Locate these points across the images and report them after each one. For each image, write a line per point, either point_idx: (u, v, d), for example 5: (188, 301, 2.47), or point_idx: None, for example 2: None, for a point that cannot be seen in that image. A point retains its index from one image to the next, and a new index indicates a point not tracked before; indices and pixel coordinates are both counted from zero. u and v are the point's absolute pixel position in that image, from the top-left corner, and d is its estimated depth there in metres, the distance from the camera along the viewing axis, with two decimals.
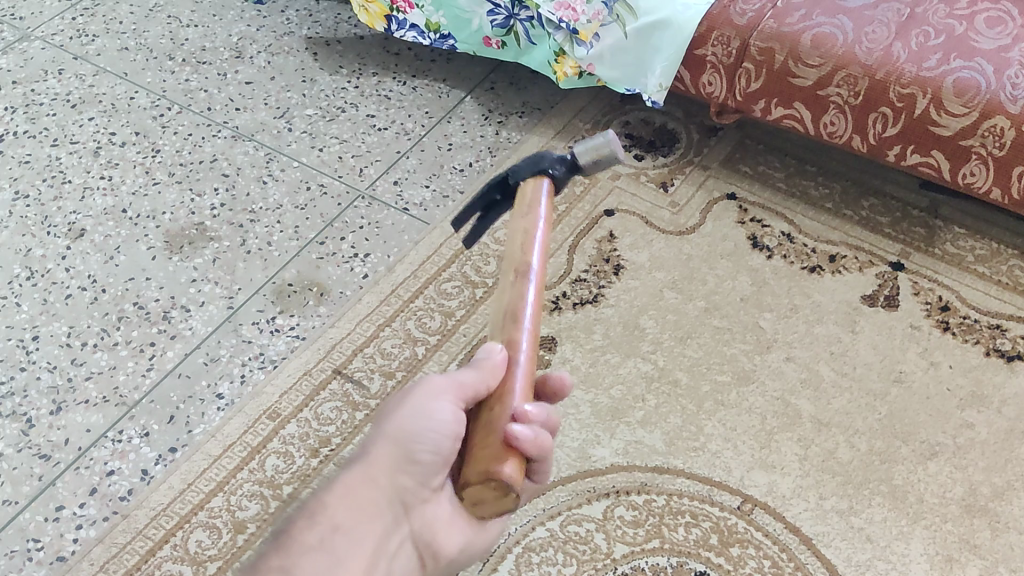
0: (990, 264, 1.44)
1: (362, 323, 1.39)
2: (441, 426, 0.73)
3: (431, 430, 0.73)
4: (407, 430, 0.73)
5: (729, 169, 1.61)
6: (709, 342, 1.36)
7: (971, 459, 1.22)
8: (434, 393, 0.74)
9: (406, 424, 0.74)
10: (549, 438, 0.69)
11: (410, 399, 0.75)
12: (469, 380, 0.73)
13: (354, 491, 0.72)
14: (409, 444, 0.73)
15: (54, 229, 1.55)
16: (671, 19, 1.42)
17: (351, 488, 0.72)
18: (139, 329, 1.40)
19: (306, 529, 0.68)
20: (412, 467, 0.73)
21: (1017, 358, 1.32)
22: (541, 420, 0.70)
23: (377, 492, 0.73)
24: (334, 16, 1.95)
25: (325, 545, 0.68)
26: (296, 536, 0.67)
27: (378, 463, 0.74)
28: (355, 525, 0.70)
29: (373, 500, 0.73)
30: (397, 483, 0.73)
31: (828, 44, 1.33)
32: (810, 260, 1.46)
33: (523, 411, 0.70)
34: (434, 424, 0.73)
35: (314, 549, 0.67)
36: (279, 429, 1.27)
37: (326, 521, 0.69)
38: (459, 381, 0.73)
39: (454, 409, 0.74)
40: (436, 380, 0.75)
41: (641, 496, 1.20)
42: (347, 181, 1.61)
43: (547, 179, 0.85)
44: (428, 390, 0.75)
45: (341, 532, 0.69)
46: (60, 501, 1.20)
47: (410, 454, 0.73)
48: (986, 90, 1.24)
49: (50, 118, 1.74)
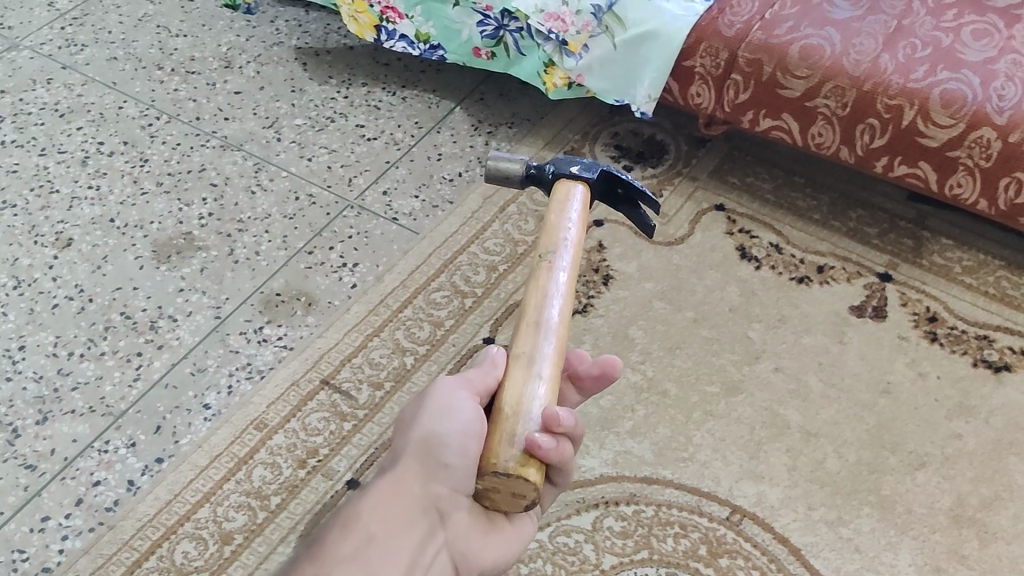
0: (977, 275, 1.45)
1: (350, 333, 1.39)
2: (465, 426, 0.74)
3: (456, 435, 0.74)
4: (434, 434, 0.75)
5: (717, 180, 1.61)
6: (698, 353, 1.36)
7: (959, 469, 1.22)
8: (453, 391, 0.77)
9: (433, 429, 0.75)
10: (570, 448, 0.72)
11: (431, 405, 0.77)
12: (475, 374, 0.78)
13: (388, 501, 0.74)
14: (437, 450, 0.74)
15: (42, 239, 1.54)
16: (659, 29, 1.42)
17: (383, 499, 0.74)
18: (126, 339, 1.39)
19: (340, 540, 0.70)
20: (443, 472, 0.74)
21: (1005, 369, 1.33)
22: (570, 423, 0.71)
23: (409, 500, 0.75)
24: (323, 26, 1.95)
25: (359, 555, 0.70)
26: (331, 547, 0.70)
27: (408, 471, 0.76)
28: (388, 535, 0.73)
29: (405, 509, 0.75)
30: (429, 490, 0.75)
31: (816, 55, 1.34)
32: (798, 271, 1.46)
33: (555, 412, 0.71)
34: (458, 426, 0.74)
35: (348, 559, 0.69)
36: (266, 439, 1.27)
37: (360, 531, 0.72)
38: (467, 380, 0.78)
39: (474, 403, 0.76)
40: (450, 380, 0.79)
41: (630, 506, 1.20)
42: (336, 191, 1.61)
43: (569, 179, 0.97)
44: (445, 393, 0.78)
45: (375, 542, 0.71)
46: (46, 512, 1.19)
47: (441, 459, 0.74)
48: (973, 102, 1.25)
49: (38, 127, 1.74)
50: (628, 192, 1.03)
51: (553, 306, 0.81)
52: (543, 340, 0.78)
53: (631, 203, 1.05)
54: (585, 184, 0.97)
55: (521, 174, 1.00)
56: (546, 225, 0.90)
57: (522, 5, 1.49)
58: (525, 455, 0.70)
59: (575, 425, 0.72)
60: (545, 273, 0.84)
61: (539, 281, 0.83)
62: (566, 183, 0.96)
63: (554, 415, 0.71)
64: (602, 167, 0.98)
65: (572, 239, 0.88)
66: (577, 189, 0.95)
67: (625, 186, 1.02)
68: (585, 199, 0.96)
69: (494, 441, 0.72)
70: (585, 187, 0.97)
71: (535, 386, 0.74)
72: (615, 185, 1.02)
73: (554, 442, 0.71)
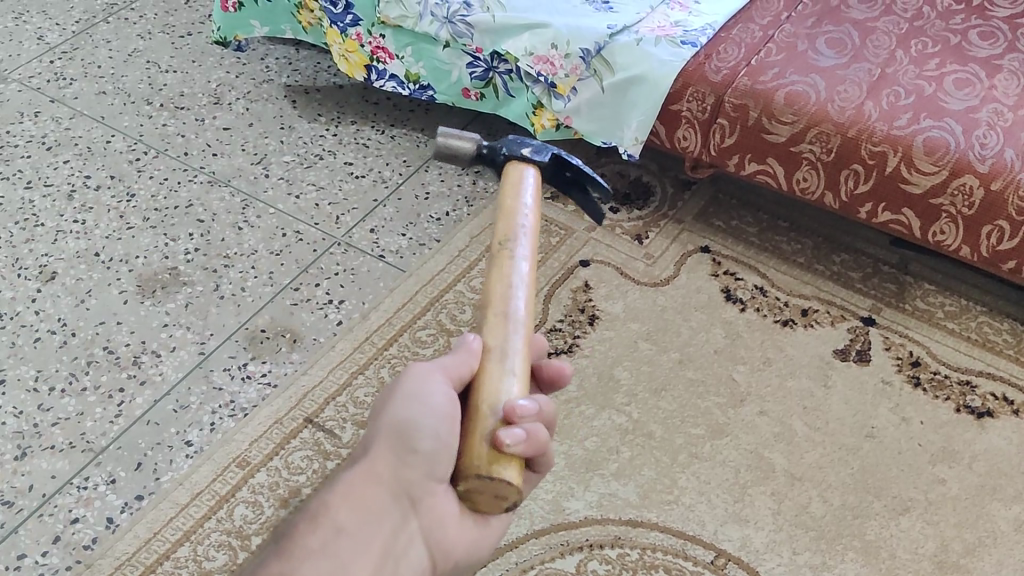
0: (960, 320, 1.46)
1: (334, 370, 1.38)
2: (436, 410, 0.70)
3: (430, 416, 0.70)
4: (405, 420, 0.71)
5: (703, 222, 1.62)
6: (683, 395, 1.36)
7: (943, 514, 1.23)
8: (431, 370, 0.72)
9: (404, 413, 0.71)
10: (543, 433, 0.68)
11: (405, 384, 0.72)
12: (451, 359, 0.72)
13: (359, 489, 0.70)
14: (409, 434, 0.70)
15: (25, 272, 1.53)
16: (647, 73, 1.44)
17: (355, 487, 0.70)
18: (109, 374, 1.38)
19: (306, 533, 0.66)
20: (414, 459, 0.70)
21: (987, 415, 1.34)
22: (533, 413, 0.68)
23: (380, 487, 0.71)
24: (313, 64, 1.96)
25: (326, 550, 0.66)
26: (298, 541, 0.66)
27: (380, 456, 0.71)
28: (358, 527, 0.68)
29: (377, 498, 0.70)
30: (402, 477, 0.70)
31: (802, 102, 1.36)
32: (783, 313, 1.47)
33: (515, 405, 0.68)
34: (430, 410, 0.70)
35: (314, 555, 0.65)
36: (248, 477, 1.25)
37: (327, 523, 0.67)
38: (444, 364, 0.72)
39: (448, 392, 0.71)
40: (425, 365, 0.73)
41: (614, 549, 1.19)
42: (323, 228, 1.61)
43: (520, 163, 0.89)
44: (418, 379, 0.72)
45: (343, 534, 0.67)
46: (22, 549, 1.17)
47: (412, 445, 0.69)
48: (955, 150, 1.27)
49: (25, 159, 1.73)
50: (578, 174, 0.93)
51: (519, 297, 0.77)
52: (512, 332, 0.75)
53: (580, 189, 0.95)
54: (536, 168, 0.89)
55: (472, 152, 0.92)
56: (504, 209, 0.85)
57: (512, 48, 1.52)
58: (494, 453, 0.66)
59: (541, 412, 0.69)
60: (507, 263, 0.80)
61: (501, 272, 0.79)
62: (517, 166, 0.89)
63: (514, 407, 0.68)
64: (554, 150, 0.90)
65: (529, 222, 0.83)
66: (526, 174, 0.88)
67: (575, 170, 0.92)
68: (538, 185, 0.89)
69: (472, 441, 0.68)
70: (536, 171, 0.89)
71: (503, 381, 0.71)
72: (563, 167, 0.92)
73: (528, 432, 0.67)
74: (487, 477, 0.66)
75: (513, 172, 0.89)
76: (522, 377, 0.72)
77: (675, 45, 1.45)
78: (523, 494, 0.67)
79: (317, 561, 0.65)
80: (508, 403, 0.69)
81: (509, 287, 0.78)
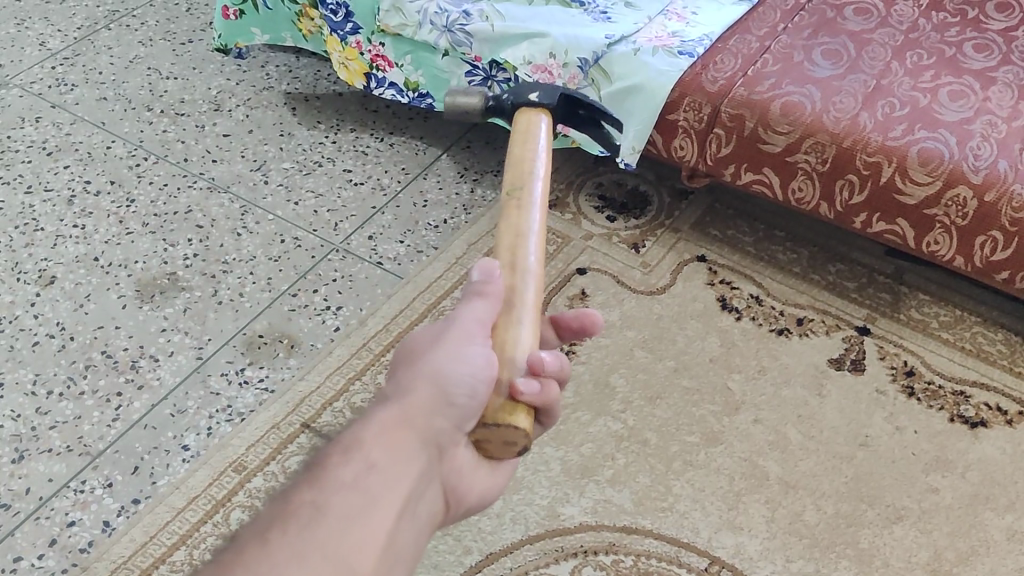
0: (954, 330, 1.47)
1: (332, 375, 1.39)
2: (476, 369, 0.71)
3: (468, 375, 0.70)
4: (443, 371, 0.70)
5: (699, 232, 1.63)
6: (678, 403, 1.37)
7: (937, 523, 1.23)
8: (471, 333, 0.74)
9: (442, 369, 0.71)
10: (557, 389, 0.74)
11: (446, 337, 0.73)
12: (489, 313, 0.75)
13: (392, 428, 0.68)
14: (446, 389, 0.70)
15: (24, 276, 1.54)
16: (643, 83, 1.45)
17: (388, 428, 0.68)
18: (106, 378, 1.38)
19: (339, 466, 0.65)
20: (447, 410, 0.70)
21: (981, 425, 1.34)
22: (554, 368, 0.74)
23: (412, 432, 0.69)
24: (314, 72, 1.97)
25: (357, 484, 0.64)
26: (330, 472, 0.65)
27: (414, 403, 0.70)
28: (393, 464, 0.67)
29: (409, 441, 0.69)
30: (433, 425, 0.69)
31: (797, 112, 1.37)
32: (778, 322, 1.48)
33: (540, 359, 0.73)
34: (469, 369, 0.71)
35: (347, 486, 0.64)
36: (245, 482, 1.26)
37: (360, 458, 0.66)
38: (483, 318, 0.75)
39: (487, 352, 0.73)
40: (468, 313, 0.75)
41: (608, 556, 1.19)
42: (321, 234, 1.62)
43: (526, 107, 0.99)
44: (460, 333, 0.73)
45: (376, 470, 0.66)
46: (18, 552, 1.18)
47: (448, 395, 0.70)
48: (949, 160, 1.28)
49: (25, 164, 1.74)
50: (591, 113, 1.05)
51: (530, 247, 0.82)
52: (524, 283, 0.79)
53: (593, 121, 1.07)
54: (546, 112, 0.99)
55: (479, 106, 1.03)
56: (513, 159, 0.91)
57: (512, 56, 1.53)
58: (511, 403, 0.71)
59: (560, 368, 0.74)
60: (518, 214, 0.85)
61: (513, 225, 0.84)
62: (528, 113, 0.98)
63: (539, 359, 0.73)
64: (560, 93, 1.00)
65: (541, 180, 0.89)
66: (542, 120, 0.98)
67: (587, 107, 1.05)
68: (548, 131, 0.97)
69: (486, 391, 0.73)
70: (545, 115, 0.99)
71: (521, 331, 0.76)
72: (576, 106, 1.04)
73: (545, 386, 0.72)
74: (497, 424, 0.71)
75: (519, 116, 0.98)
76: (534, 324, 0.77)
77: (672, 55, 1.46)
78: (532, 442, 0.72)
79: (351, 496, 0.64)
80: (529, 356, 0.74)
81: (523, 237, 0.83)
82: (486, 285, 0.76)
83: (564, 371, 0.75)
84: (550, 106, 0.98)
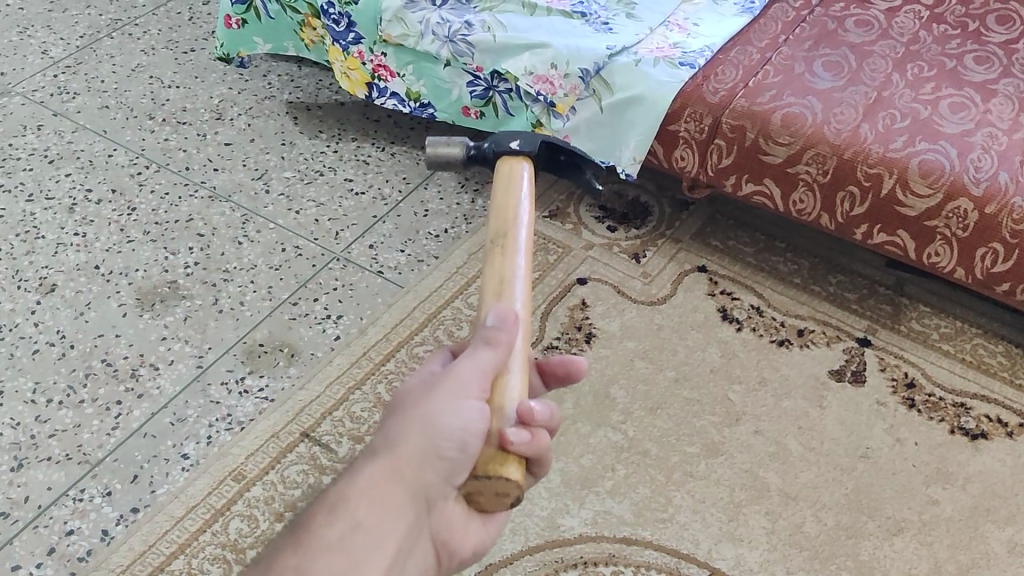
0: (954, 342, 1.47)
1: (332, 385, 1.39)
2: (469, 424, 0.68)
3: (459, 428, 0.68)
4: (437, 423, 0.68)
5: (700, 242, 1.63)
6: (678, 413, 1.36)
7: (937, 535, 1.23)
8: (465, 389, 0.70)
9: (434, 417, 0.68)
10: (548, 438, 0.71)
11: (439, 391, 0.70)
12: (490, 362, 0.71)
13: (379, 485, 0.67)
14: (436, 444, 0.68)
15: (25, 284, 1.54)
16: (644, 94, 1.46)
17: (377, 485, 0.67)
18: (106, 387, 1.38)
19: (326, 525, 0.65)
20: (439, 463, 0.68)
21: (982, 437, 1.34)
22: (546, 418, 0.71)
23: (401, 486, 0.68)
24: (315, 81, 1.98)
25: (342, 545, 0.64)
26: (315, 534, 0.64)
27: (404, 456, 0.68)
28: (380, 522, 0.66)
29: (397, 496, 0.68)
30: (423, 479, 0.68)
31: (798, 123, 1.37)
32: (779, 333, 1.48)
33: (530, 410, 0.70)
34: (461, 423, 0.68)
35: (330, 550, 0.63)
36: (244, 491, 1.26)
37: (346, 518, 0.65)
38: (481, 368, 0.71)
39: (480, 407, 0.69)
40: (465, 367, 0.71)
41: (608, 567, 1.19)
42: (322, 243, 1.62)
43: (520, 158, 0.94)
44: (454, 386, 0.70)
45: (362, 530, 0.65)
46: (16, 560, 1.18)
47: (438, 450, 0.68)
48: (950, 172, 1.28)
49: (26, 172, 1.75)
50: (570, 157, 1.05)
51: (518, 290, 0.80)
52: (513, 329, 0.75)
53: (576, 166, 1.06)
54: (526, 160, 0.95)
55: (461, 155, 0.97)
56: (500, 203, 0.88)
57: (513, 67, 1.53)
58: (502, 454, 0.69)
59: (552, 418, 0.71)
60: (504, 257, 0.82)
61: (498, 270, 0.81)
62: (511, 160, 0.94)
63: (529, 410, 0.70)
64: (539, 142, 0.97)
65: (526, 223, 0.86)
66: (525, 169, 0.94)
67: (568, 152, 1.05)
68: (532, 181, 0.94)
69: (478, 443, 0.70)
70: (526, 164, 0.95)
71: (512, 382, 0.73)
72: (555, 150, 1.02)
73: (536, 436, 0.69)
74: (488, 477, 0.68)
75: (501, 164, 0.94)
76: (523, 372, 0.74)
77: (673, 66, 1.46)
78: (525, 492, 0.70)
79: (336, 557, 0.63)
80: (520, 407, 0.71)
81: (510, 283, 0.80)
82: (496, 332, 0.72)
83: (555, 420, 0.72)
84: (532, 153, 0.94)
